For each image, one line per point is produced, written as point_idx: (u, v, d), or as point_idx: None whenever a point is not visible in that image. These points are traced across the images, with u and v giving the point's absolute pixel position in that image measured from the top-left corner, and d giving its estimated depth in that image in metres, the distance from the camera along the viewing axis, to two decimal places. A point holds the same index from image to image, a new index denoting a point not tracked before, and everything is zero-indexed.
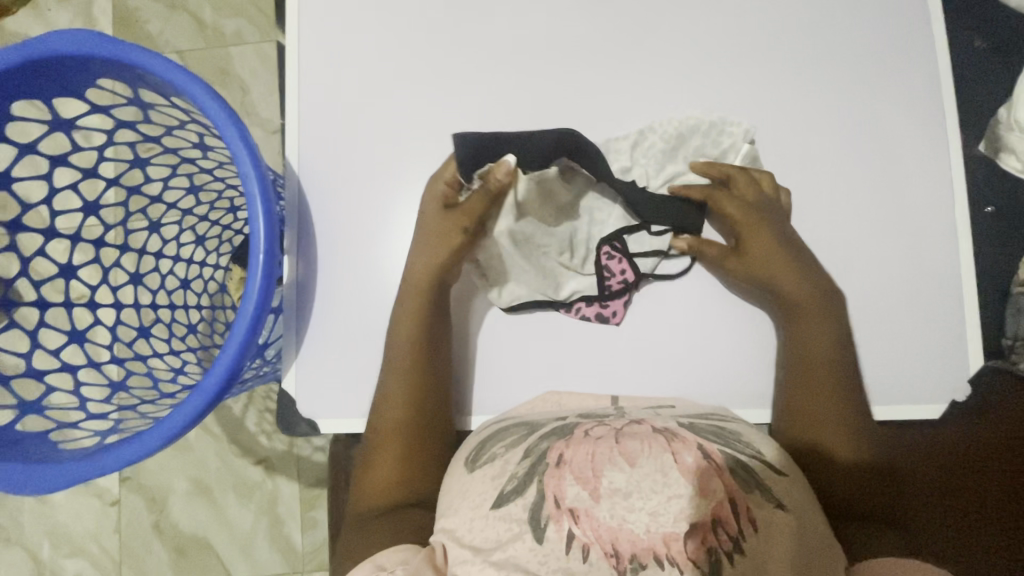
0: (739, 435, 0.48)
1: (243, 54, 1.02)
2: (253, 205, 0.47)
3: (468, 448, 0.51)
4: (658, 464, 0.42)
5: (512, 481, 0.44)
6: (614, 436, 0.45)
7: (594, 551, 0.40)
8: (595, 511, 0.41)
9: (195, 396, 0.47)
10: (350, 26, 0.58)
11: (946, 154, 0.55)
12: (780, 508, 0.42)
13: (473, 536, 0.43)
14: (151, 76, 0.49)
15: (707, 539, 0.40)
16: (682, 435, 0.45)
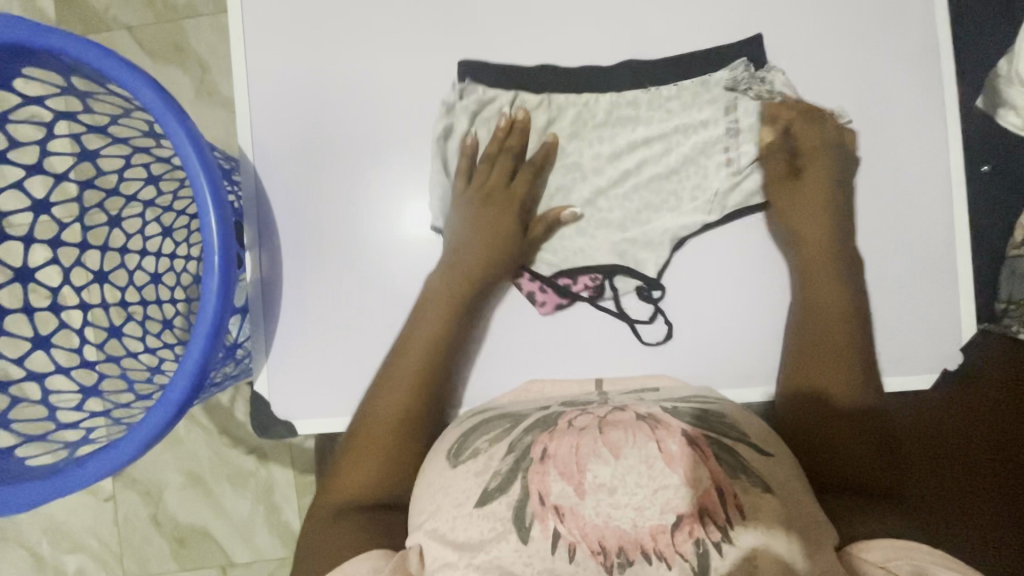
0: (722, 416, 0.47)
1: (199, 27, 0.95)
2: (203, 202, 0.44)
3: (449, 441, 0.49)
4: (643, 455, 0.41)
5: (497, 478, 0.43)
6: (597, 426, 0.43)
7: (581, 550, 0.39)
8: (581, 508, 0.40)
9: (160, 407, 0.45)
10: None
11: (942, 108, 0.51)
12: (766, 492, 0.41)
13: (451, 540, 0.42)
14: (80, 66, 0.44)
15: (695, 531, 0.39)
16: (665, 421, 0.44)
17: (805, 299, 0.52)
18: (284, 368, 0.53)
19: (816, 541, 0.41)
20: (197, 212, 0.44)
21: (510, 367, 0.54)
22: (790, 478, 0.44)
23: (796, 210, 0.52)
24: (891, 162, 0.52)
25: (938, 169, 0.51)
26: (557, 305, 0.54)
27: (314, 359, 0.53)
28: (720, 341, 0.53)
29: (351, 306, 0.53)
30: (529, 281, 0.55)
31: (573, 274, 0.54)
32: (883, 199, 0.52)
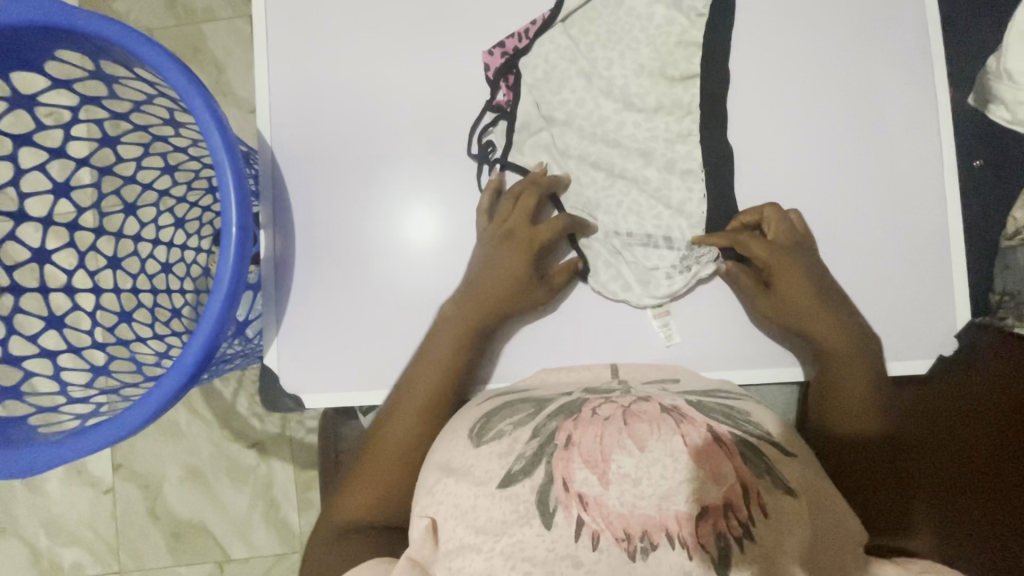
0: (745, 414, 0.47)
1: (216, 31, 0.99)
2: (225, 179, 0.46)
3: (470, 420, 0.48)
4: (668, 448, 0.41)
5: (520, 460, 0.42)
6: (622, 417, 0.43)
7: (605, 538, 0.39)
8: (605, 497, 0.39)
9: (173, 374, 0.46)
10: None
11: (935, 108, 0.53)
12: (788, 493, 0.41)
13: (472, 524, 0.41)
14: (112, 47, 0.46)
15: (716, 523, 0.39)
16: (692, 416, 0.44)
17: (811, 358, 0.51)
18: (291, 346, 0.53)
19: (828, 540, 0.42)
20: (218, 189, 0.46)
21: (528, 346, 0.55)
22: (813, 483, 0.44)
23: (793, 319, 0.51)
24: (888, 155, 0.53)
25: (933, 164, 0.53)
26: (498, 40, 0.56)
27: (322, 338, 0.54)
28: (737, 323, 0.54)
29: (356, 298, 0.54)
30: (529, 27, 0.56)
31: (513, 97, 0.56)
32: (880, 193, 0.53)
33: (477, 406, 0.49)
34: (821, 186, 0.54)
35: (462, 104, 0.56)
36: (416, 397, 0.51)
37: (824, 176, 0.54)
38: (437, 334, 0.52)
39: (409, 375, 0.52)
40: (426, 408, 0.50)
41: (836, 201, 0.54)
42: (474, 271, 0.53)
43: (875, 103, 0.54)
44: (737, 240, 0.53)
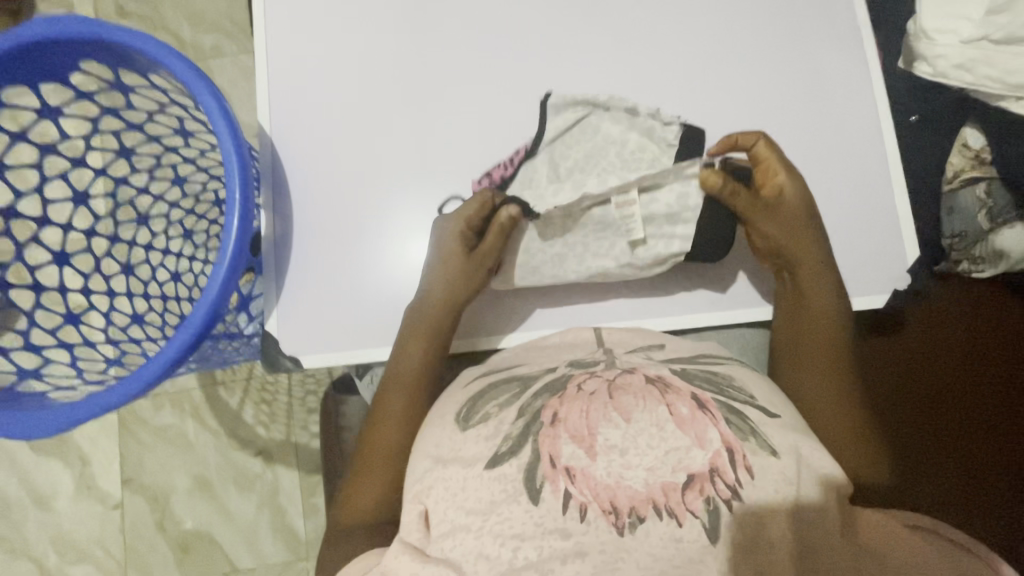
0: (730, 379, 0.43)
1: (223, 65, 1.08)
2: (229, 159, 0.49)
3: (457, 405, 0.46)
4: (654, 418, 0.38)
5: (507, 442, 0.40)
6: (607, 390, 0.41)
7: (592, 510, 0.36)
8: (592, 470, 0.37)
9: (181, 334, 0.48)
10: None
11: (868, 73, 0.54)
12: (775, 455, 0.38)
13: (462, 505, 0.39)
14: (130, 52, 0.52)
15: (705, 489, 0.36)
16: (676, 385, 0.41)
17: (793, 311, 0.51)
18: (286, 317, 0.54)
19: (825, 500, 0.39)
20: (223, 170, 0.49)
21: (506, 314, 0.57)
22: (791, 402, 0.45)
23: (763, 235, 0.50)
24: (871, 111, 0.54)
25: (881, 119, 0.54)
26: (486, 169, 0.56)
27: (322, 310, 0.54)
28: (703, 278, 0.56)
29: (345, 274, 0.55)
30: (514, 154, 0.55)
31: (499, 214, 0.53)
32: (843, 148, 0.53)
33: (465, 388, 0.48)
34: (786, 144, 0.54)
35: (419, 84, 0.57)
36: (406, 379, 0.51)
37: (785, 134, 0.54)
38: (418, 324, 0.52)
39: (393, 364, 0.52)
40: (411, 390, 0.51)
41: (801, 155, 0.53)
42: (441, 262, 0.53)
43: (827, 62, 0.54)
44: (756, 149, 0.50)
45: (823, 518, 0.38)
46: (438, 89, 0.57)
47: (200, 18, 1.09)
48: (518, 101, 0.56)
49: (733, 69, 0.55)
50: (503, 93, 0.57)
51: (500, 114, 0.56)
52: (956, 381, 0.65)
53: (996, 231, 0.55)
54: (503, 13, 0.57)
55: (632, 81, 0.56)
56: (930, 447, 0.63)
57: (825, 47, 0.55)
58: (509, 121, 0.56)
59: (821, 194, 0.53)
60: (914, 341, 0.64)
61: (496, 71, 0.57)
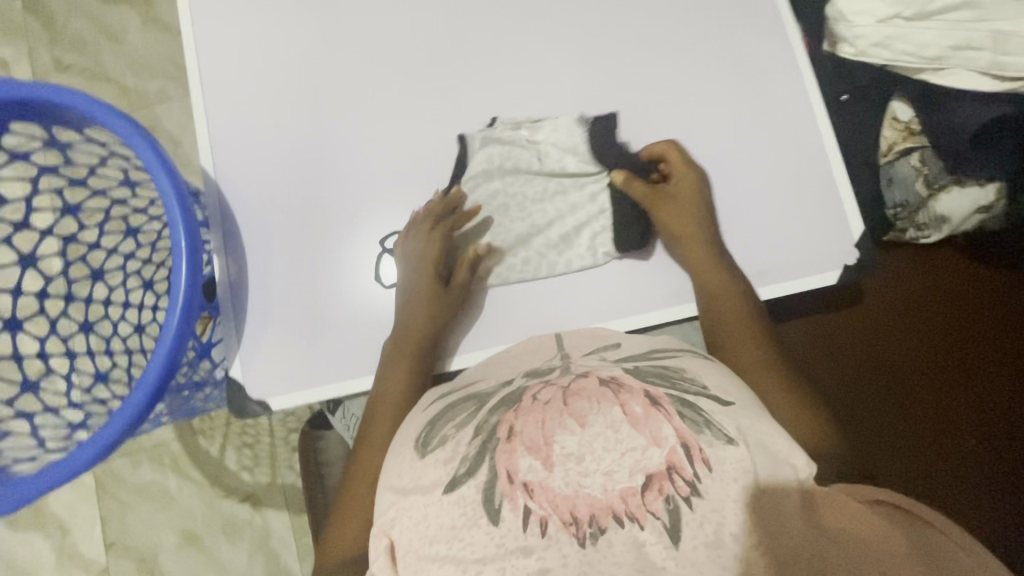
0: (681, 371, 0.44)
1: (170, 110, 1.06)
2: (171, 205, 0.48)
3: (418, 429, 0.46)
4: (609, 421, 0.39)
5: (465, 462, 0.40)
6: (561, 397, 0.41)
7: (552, 523, 0.37)
8: (550, 481, 0.38)
9: (138, 391, 0.47)
10: (205, 30, 0.58)
11: (795, 59, 0.56)
12: (732, 442, 0.38)
13: (426, 535, 0.40)
14: (58, 108, 0.51)
15: (664, 488, 0.37)
16: (630, 384, 0.42)
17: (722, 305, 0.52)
18: (249, 361, 0.53)
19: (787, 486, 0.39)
20: (165, 216, 0.48)
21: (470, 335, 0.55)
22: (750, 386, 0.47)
23: (671, 222, 0.53)
24: (803, 96, 0.55)
25: (813, 100, 0.55)
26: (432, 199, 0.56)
27: (286, 350, 0.53)
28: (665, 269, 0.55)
29: (304, 309, 0.54)
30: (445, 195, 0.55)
31: None
32: (780, 133, 0.55)
33: (422, 412, 0.48)
34: (725, 135, 0.55)
35: (360, 112, 0.57)
36: (373, 460, 0.49)
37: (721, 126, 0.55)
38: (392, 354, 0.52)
39: (358, 453, 0.50)
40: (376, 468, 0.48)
41: (740, 145, 0.55)
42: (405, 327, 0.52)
43: (754, 52, 0.56)
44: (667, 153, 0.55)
45: (785, 507, 0.38)
46: (379, 116, 0.57)
47: (142, 64, 1.07)
48: (461, 119, 0.57)
49: (665, 69, 0.56)
50: (445, 113, 0.57)
51: (444, 134, 0.57)
52: (930, 337, 0.67)
53: (935, 197, 0.57)
54: (436, 35, 0.58)
55: (569, 89, 0.57)
56: (910, 403, 0.67)
57: (751, 37, 0.56)
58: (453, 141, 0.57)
59: (763, 179, 0.54)
60: (885, 303, 0.67)
61: (436, 91, 0.57)
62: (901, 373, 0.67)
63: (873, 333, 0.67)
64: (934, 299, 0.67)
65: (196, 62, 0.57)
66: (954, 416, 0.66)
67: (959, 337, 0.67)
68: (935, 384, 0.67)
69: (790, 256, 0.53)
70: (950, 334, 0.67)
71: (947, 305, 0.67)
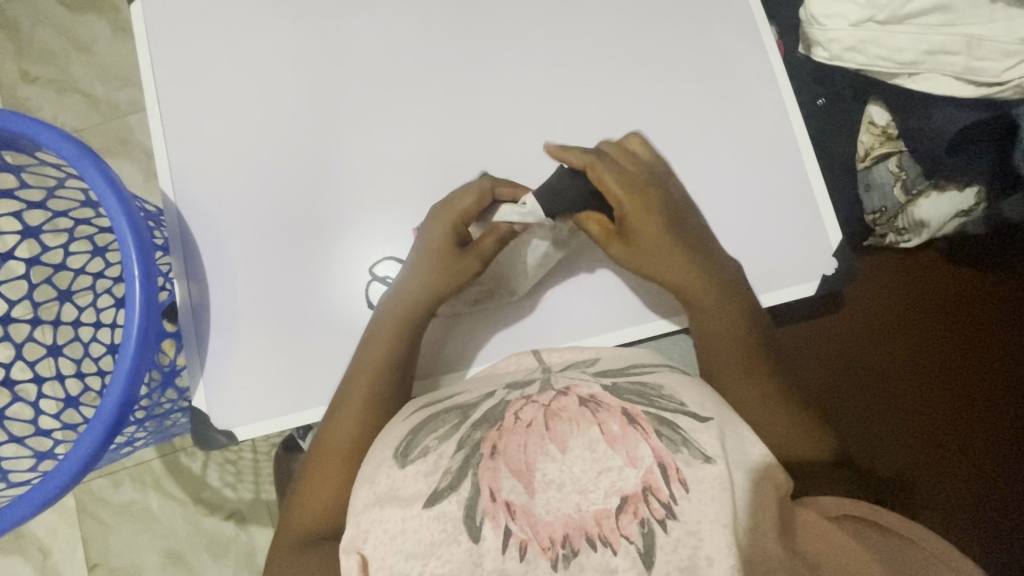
0: (660, 387, 0.43)
1: (141, 121, 1.04)
2: (122, 231, 0.46)
3: (399, 437, 0.46)
4: (587, 442, 0.38)
5: (446, 476, 0.40)
6: (543, 418, 0.40)
7: (532, 547, 0.36)
8: (532, 506, 0.37)
9: (91, 429, 0.45)
10: (161, 46, 0.56)
11: (769, 64, 0.54)
12: (708, 461, 0.37)
13: (402, 549, 0.39)
14: (5, 133, 0.49)
15: (639, 511, 0.36)
16: (608, 402, 0.40)
17: (708, 328, 0.50)
18: (214, 389, 0.51)
19: (767, 501, 0.38)
20: (117, 242, 0.46)
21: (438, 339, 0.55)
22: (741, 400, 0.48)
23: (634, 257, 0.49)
24: (778, 102, 0.54)
25: (788, 106, 0.54)
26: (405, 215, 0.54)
27: (250, 375, 0.52)
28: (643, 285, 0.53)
29: (271, 336, 0.52)
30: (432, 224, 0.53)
31: None
32: (755, 140, 0.53)
33: (406, 420, 0.47)
34: (701, 144, 0.54)
35: (323, 127, 0.55)
36: (343, 435, 0.49)
37: (695, 134, 0.54)
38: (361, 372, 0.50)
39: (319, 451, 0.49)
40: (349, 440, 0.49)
41: (713, 155, 0.54)
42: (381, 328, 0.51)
43: (727, 57, 0.55)
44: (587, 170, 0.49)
45: (765, 527, 0.37)
46: (344, 132, 0.55)
47: (110, 75, 1.05)
48: (428, 132, 0.55)
49: (638, 76, 0.55)
50: (411, 127, 0.55)
51: (411, 148, 0.55)
52: (919, 335, 0.67)
53: (913, 203, 0.56)
54: (402, 46, 0.56)
55: (539, 98, 0.55)
56: (898, 400, 0.67)
57: (723, 42, 0.55)
58: (420, 155, 0.55)
59: (739, 189, 0.53)
60: (874, 302, 0.66)
61: (402, 103, 0.55)
62: (888, 376, 0.67)
63: (861, 332, 0.67)
64: (927, 309, 0.66)
65: (153, 81, 0.55)
66: (940, 410, 0.67)
67: (948, 333, 0.67)
68: (923, 380, 0.67)
69: (774, 267, 0.52)
70: (938, 331, 0.67)
71: (936, 309, 0.67)
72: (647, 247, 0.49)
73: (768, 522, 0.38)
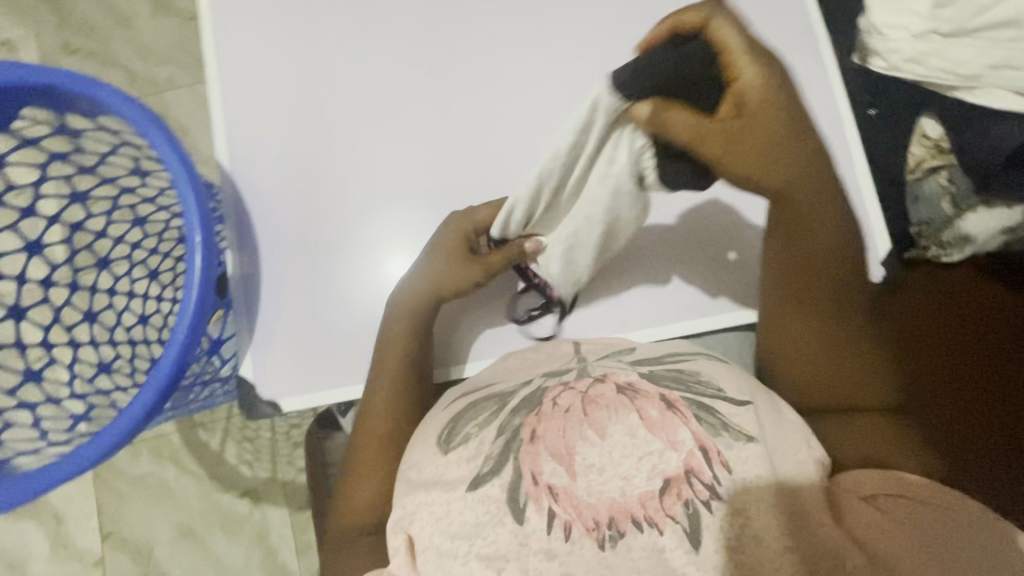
0: (697, 374, 0.43)
1: (178, 97, 1.05)
2: (186, 199, 0.47)
3: (439, 428, 0.46)
4: (626, 427, 0.38)
5: (488, 461, 0.40)
6: (581, 404, 0.40)
7: (576, 528, 0.36)
8: (575, 488, 0.37)
9: (149, 387, 0.46)
10: (223, 20, 0.57)
11: (823, 72, 0.55)
12: (752, 440, 0.38)
13: (447, 530, 0.39)
14: (72, 95, 0.49)
15: (683, 492, 0.36)
16: (645, 389, 0.40)
17: (794, 254, 0.45)
18: (261, 358, 0.52)
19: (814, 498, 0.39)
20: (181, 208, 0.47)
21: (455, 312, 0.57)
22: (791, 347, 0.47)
23: (742, 168, 0.40)
24: (830, 108, 0.54)
25: (841, 114, 0.54)
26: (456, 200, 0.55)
27: (296, 348, 0.52)
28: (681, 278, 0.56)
29: (320, 309, 0.53)
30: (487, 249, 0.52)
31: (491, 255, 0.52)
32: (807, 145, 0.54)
33: (446, 410, 0.47)
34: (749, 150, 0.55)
35: (379, 109, 0.56)
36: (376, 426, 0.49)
37: None
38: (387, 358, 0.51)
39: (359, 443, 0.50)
40: (385, 425, 0.50)
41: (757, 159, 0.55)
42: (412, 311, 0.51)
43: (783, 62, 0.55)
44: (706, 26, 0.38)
45: (808, 505, 0.38)
46: (397, 114, 0.56)
47: (150, 50, 1.06)
48: (481, 119, 0.56)
49: None
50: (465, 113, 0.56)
51: (464, 134, 0.56)
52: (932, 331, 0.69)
53: (960, 217, 0.57)
54: (459, 34, 0.57)
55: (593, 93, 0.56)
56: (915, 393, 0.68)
57: (779, 48, 0.55)
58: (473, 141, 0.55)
59: None
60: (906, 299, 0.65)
61: (457, 90, 0.56)
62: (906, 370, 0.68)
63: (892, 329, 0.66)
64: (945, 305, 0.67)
65: (214, 54, 0.56)
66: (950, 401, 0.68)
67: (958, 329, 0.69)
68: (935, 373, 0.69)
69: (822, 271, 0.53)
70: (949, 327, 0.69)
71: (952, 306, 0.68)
72: (759, 137, 0.39)
73: (814, 508, 0.38)
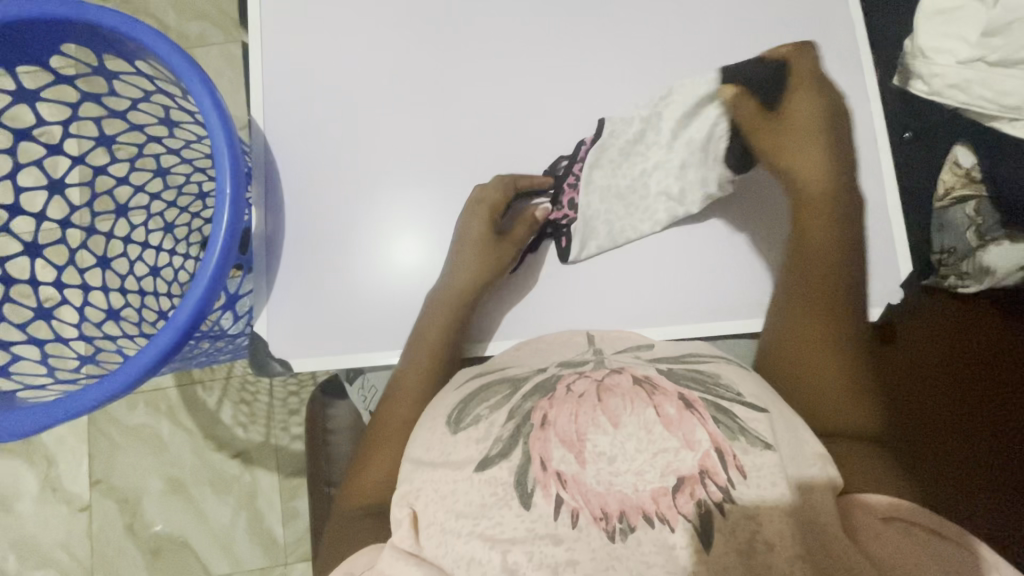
0: (716, 375, 0.42)
1: (208, 54, 1.04)
2: (221, 152, 0.47)
3: (451, 405, 0.46)
4: (641, 422, 0.38)
5: (497, 443, 0.40)
6: (595, 392, 0.40)
7: (583, 517, 0.36)
8: (582, 476, 0.37)
9: (164, 335, 0.46)
10: None
11: (863, 91, 0.55)
12: (768, 447, 0.37)
13: (452, 508, 0.39)
14: (114, 36, 0.49)
15: (696, 492, 0.36)
16: (664, 385, 0.40)
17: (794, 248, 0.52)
18: (276, 317, 0.53)
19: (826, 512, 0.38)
20: (214, 160, 0.47)
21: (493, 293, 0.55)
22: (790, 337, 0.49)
23: (793, 164, 0.52)
24: (869, 128, 0.54)
25: (876, 135, 0.54)
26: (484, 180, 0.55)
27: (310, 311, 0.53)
28: (709, 283, 0.54)
29: (338, 274, 0.53)
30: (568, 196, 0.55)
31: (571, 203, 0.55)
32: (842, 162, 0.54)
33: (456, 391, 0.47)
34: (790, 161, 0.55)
35: (415, 82, 0.55)
36: (410, 384, 0.50)
37: None
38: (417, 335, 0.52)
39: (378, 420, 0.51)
40: (418, 385, 0.51)
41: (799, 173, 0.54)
42: (455, 281, 0.53)
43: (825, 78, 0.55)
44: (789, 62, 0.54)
45: (818, 514, 0.37)
46: (433, 89, 0.55)
47: (185, 3, 1.05)
48: (517, 103, 0.56)
49: None
50: (502, 96, 0.56)
51: (499, 117, 0.55)
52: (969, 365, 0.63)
53: (983, 248, 0.58)
54: (504, 15, 0.57)
55: (632, 88, 0.56)
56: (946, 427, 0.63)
57: (822, 63, 0.55)
58: (507, 124, 0.55)
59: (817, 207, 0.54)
60: (929, 329, 0.62)
61: (497, 72, 0.56)
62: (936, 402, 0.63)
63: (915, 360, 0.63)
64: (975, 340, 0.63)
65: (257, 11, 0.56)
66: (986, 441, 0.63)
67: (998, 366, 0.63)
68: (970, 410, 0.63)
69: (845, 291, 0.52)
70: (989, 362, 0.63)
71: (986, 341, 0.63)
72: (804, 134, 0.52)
73: (827, 521, 0.37)
